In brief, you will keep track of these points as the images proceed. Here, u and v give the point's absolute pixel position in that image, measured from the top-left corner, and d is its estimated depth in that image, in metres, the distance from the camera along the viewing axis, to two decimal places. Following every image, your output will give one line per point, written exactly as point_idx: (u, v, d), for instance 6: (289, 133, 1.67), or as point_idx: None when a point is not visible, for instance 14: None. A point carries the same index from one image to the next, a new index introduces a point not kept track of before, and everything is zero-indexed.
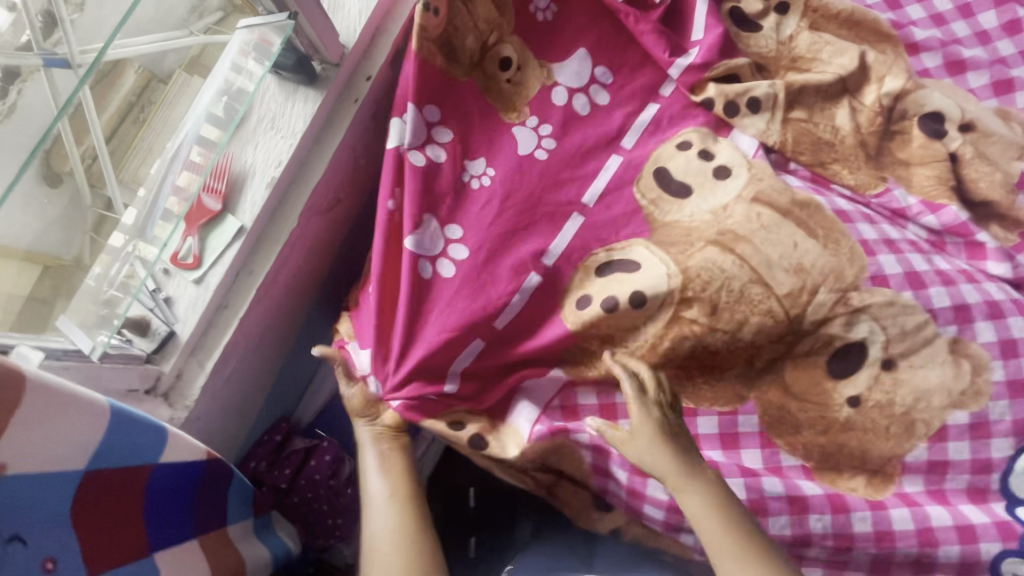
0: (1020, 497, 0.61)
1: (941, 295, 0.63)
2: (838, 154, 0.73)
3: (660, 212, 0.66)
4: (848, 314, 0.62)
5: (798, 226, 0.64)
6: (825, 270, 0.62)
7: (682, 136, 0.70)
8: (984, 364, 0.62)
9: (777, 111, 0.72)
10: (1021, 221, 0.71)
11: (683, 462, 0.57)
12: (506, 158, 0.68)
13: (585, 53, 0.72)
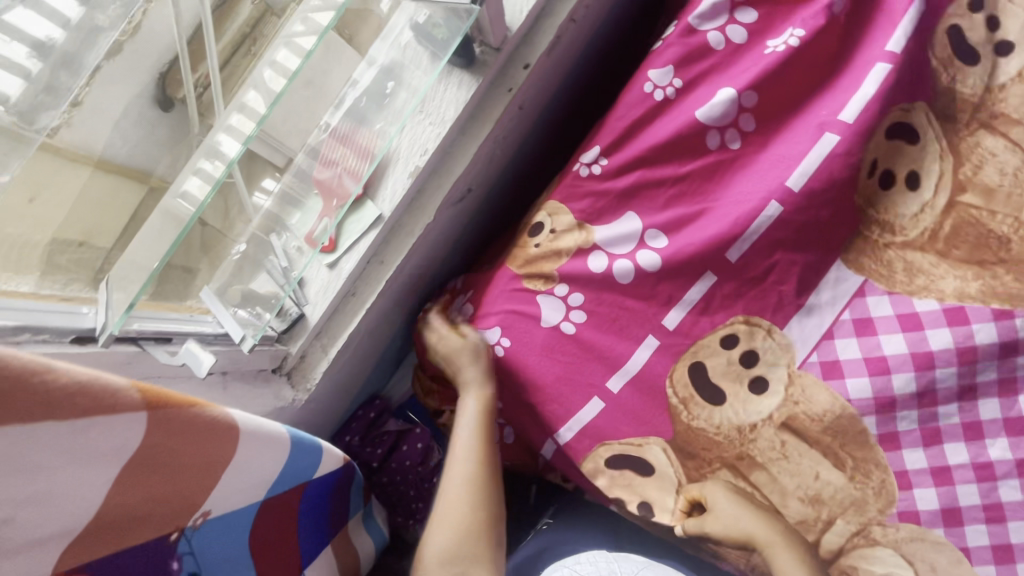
0: None
1: (1012, 489, 0.61)
2: (1010, 253, 0.64)
3: (688, 414, 0.65)
4: (867, 547, 0.63)
5: (825, 455, 0.64)
6: (842, 504, 0.64)
7: (728, 326, 0.65)
8: None
9: (940, 195, 0.66)
10: None
11: (778, 531, 0.63)
12: (524, 330, 0.66)
13: (634, 216, 0.66)
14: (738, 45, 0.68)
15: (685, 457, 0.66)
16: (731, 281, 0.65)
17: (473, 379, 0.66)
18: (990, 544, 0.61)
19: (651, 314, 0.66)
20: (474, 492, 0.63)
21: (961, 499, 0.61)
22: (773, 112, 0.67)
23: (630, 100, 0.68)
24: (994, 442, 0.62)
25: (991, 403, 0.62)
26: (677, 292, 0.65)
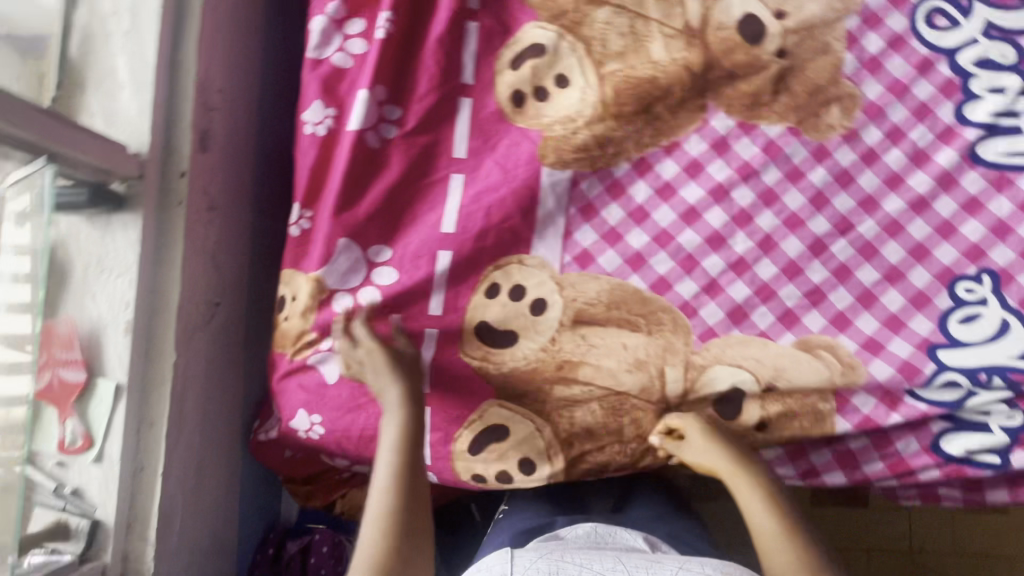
0: (949, 364, 0.68)
1: (769, 266, 0.72)
2: (661, 91, 0.73)
3: (494, 364, 0.69)
4: (701, 377, 0.69)
5: (621, 326, 0.70)
6: (657, 355, 0.70)
7: (488, 280, 0.70)
8: (834, 345, 0.70)
9: (591, 74, 0.73)
10: (853, 96, 0.75)
11: (739, 458, 0.66)
12: (319, 397, 0.67)
13: (347, 241, 0.68)
14: (361, 53, 0.73)
15: (519, 399, 0.69)
16: (466, 242, 0.69)
17: (400, 405, 0.63)
18: (777, 318, 0.71)
19: (417, 312, 0.69)
20: (394, 501, 0.58)
21: (737, 298, 0.71)
22: (415, 92, 0.72)
23: (302, 151, 0.72)
24: (736, 238, 0.72)
25: (717, 211, 0.73)
26: (427, 279, 0.68)
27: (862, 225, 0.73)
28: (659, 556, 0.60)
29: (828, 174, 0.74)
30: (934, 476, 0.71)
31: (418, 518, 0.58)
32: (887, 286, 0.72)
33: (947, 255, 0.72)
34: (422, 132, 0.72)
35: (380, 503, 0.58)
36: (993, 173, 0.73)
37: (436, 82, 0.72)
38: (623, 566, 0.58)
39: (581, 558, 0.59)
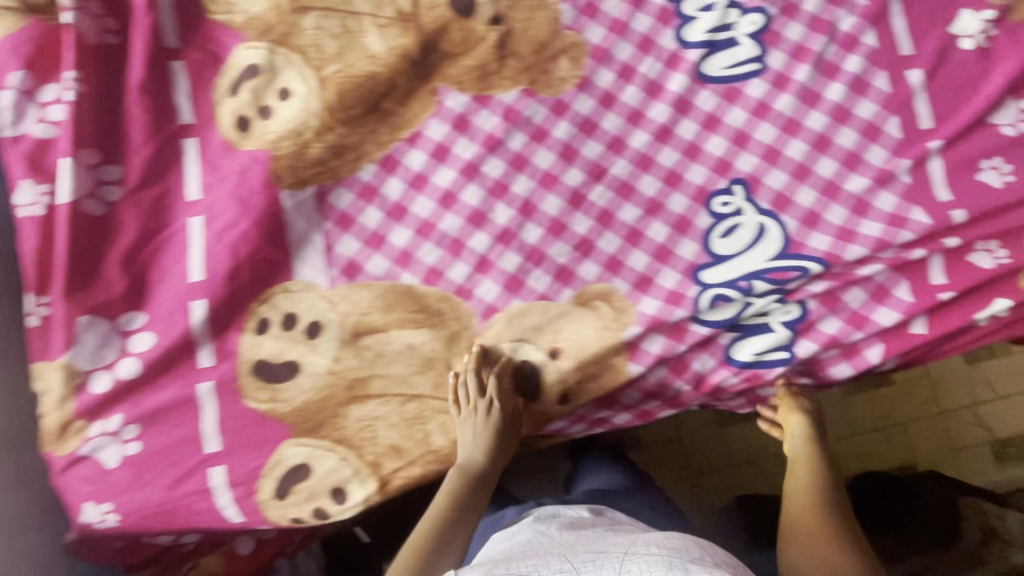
0: (709, 281, 0.73)
1: (534, 229, 0.73)
2: (384, 85, 0.72)
3: (283, 401, 0.68)
4: (489, 357, 0.70)
5: (403, 329, 0.70)
6: (443, 348, 0.70)
7: (257, 316, 0.69)
8: (608, 290, 0.73)
9: (311, 81, 0.71)
10: (577, 43, 0.76)
11: (812, 448, 0.78)
12: (104, 483, 0.65)
13: (89, 318, 0.66)
14: (59, 118, 0.68)
15: (314, 432, 0.68)
16: (219, 286, 0.67)
17: (487, 432, 0.69)
18: (552, 278, 0.72)
19: (187, 370, 0.67)
20: (456, 481, 0.70)
21: (509, 270, 0.72)
22: (131, 144, 0.69)
23: (21, 234, 0.67)
24: (497, 211, 0.73)
25: (473, 189, 0.73)
26: (186, 334, 0.66)
27: (614, 167, 0.75)
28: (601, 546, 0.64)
29: (571, 125, 0.75)
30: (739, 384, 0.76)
31: (468, 509, 0.69)
32: (649, 219, 0.74)
33: (698, 175, 0.75)
34: (150, 184, 0.69)
35: (444, 498, 0.69)
36: (722, 87, 0.76)
37: (149, 129, 0.69)
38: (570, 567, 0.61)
39: (526, 566, 0.61)
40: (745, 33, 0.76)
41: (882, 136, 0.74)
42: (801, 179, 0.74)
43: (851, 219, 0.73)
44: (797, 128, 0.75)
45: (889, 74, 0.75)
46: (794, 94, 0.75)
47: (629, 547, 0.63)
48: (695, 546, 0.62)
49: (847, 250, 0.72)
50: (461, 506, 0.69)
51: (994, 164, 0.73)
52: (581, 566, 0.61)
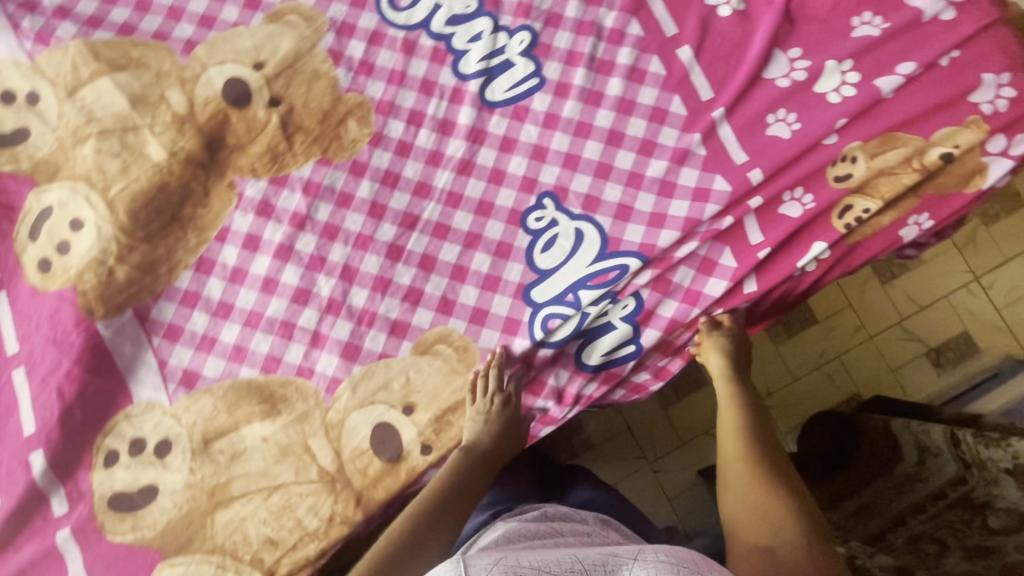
0: (538, 300, 0.75)
1: (360, 292, 0.74)
2: (180, 192, 0.74)
3: (146, 526, 0.68)
4: (343, 429, 0.71)
5: (253, 424, 0.71)
6: (296, 432, 0.71)
7: (102, 449, 0.69)
8: (446, 332, 0.74)
9: (107, 207, 0.72)
10: (361, 104, 0.78)
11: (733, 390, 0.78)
12: None
13: None
14: None
15: (183, 550, 0.67)
16: (55, 431, 0.68)
17: (496, 422, 0.70)
18: (388, 334, 0.73)
19: (44, 522, 0.67)
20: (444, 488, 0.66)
21: (344, 337, 0.73)
22: None
23: None
24: (319, 283, 0.74)
25: (292, 268, 0.74)
26: (33, 486, 0.67)
27: (425, 211, 0.76)
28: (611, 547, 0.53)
29: (373, 183, 0.76)
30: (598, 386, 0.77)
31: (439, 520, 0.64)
32: (469, 252, 0.76)
33: (508, 198, 0.77)
34: None
35: (443, 480, 0.67)
36: (509, 109, 0.78)
37: None
38: (583, 563, 0.50)
39: (540, 558, 0.50)
40: (517, 53, 0.78)
41: (669, 117, 0.77)
42: (605, 177, 0.76)
43: (660, 203, 0.76)
44: (589, 130, 0.77)
45: (661, 57, 0.77)
46: (577, 98, 0.77)
47: (641, 550, 0.52)
48: (705, 561, 0.51)
49: (661, 236, 0.74)
50: (457, 487, 0.67)
51: (778, 117, 0.76)
52: (592, 563, 0.50)
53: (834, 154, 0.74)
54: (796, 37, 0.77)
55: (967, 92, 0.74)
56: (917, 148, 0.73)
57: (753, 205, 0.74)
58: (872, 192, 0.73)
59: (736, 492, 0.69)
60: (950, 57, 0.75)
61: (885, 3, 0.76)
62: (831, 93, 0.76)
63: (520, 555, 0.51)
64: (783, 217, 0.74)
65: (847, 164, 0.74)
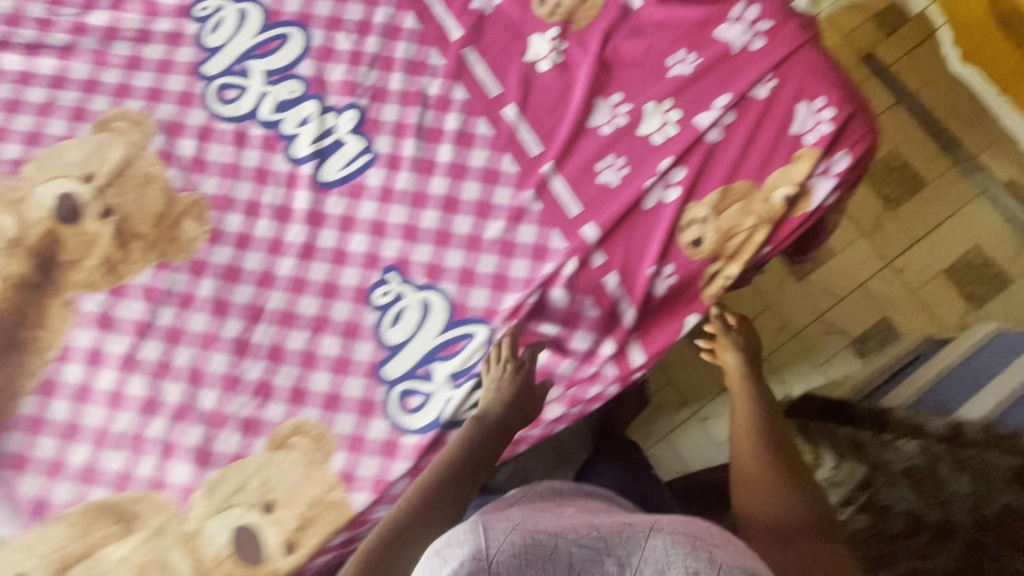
0: (390, 378, 0.74)
1: (208, 393, 0.73)
2: (15, 317, 0.73)
3: None
4: (200, 538, 0.69)
5: (106, 546, 0.69)
6: (152, 548, 0.69)
7: None
8: (300, 423, 0.73)
9: None
10: (195, 202, 0.78)
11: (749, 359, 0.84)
12: None
13: None
14: None
15: None
16: None
17: (513, 390, 0.71)
18: (241, 433, 0.72)
19: None
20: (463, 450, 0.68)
21: (196, 442, 0.72)
22: None
23: None
24: (167, 390, 0.73)
25: (137, 378, 0.73)
26: None
27: (270, 301, 0.76)
28: (626, 520, 0.52)
29: (214, 279, 0.76)
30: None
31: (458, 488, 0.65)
32: (318, 337, 0.75)
33: (352, 277, 0.77)
34: None
35: (454, 454, 0.67)
36: (345, 188, 0.78)
37: None
38: (599, 531, 0.49)
39: (555, 525, 0.51)
40: (346, 131, 0.79)
41: (501, 177, 0.77)
42: (445, 244, 0.76)
43: (502, 263, 0.76)
44: (424, 199, 0.77)
45: (487, 118, 0.78)
46: (410, 169, 0.78)
47: (655, 523, 0.50)
48: (717, 533, 0.50)
49: (505, 300, 0.75)
50: (468, 461, 0.67)
51: (607, 164, 0.77)
52: (608, 533, 0.49)
53: (677, 212, 0.75)
54: (614, 84, 0.78)
55: (786, 123, 0.76)
56: (755, 197, 0.75)
57: (596, 263, 0.76)
58: (724, 249, 0.76)
59: (750, 484, 0.68)
60: (765, 83, 0.77)
61: (697, 38, 0.78)
62: (654, 134, 0.77)
63: (540, 522, 0.52)
64: (625, 266, 0.76)
65: (697, 226, 0.75)
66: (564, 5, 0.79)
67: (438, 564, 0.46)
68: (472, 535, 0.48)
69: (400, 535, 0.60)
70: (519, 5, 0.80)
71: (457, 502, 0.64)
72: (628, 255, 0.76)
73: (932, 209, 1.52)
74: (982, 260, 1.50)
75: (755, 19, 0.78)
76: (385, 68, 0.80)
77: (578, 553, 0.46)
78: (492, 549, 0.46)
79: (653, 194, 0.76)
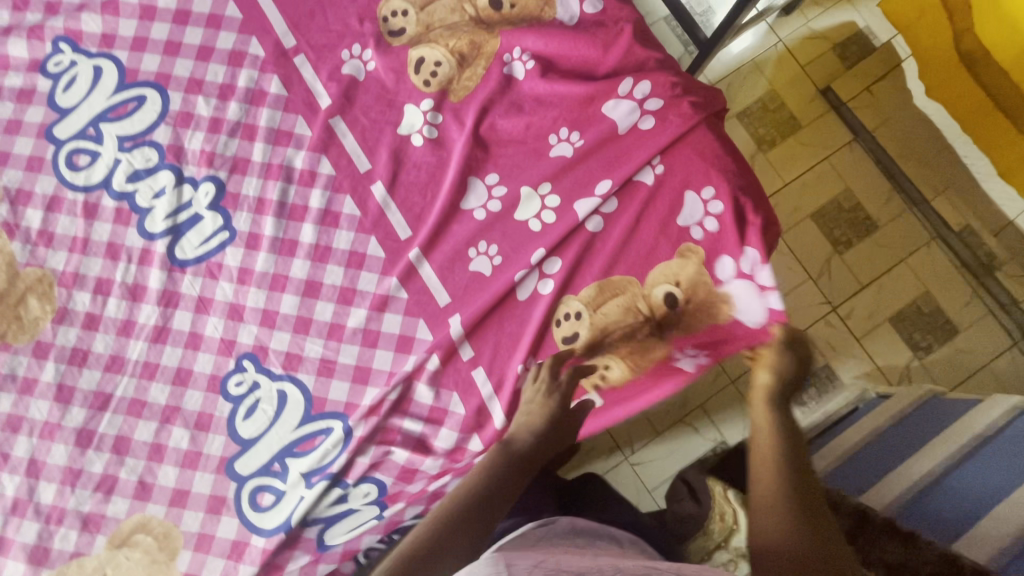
0: (241, 474, 0.70)
1: (48, 487, 0.70)
2: None
3: None
4: None
5: None
6: None
7: None
8: (144, 519, 0.69)
9: None
10: (39, 279, 0.73)
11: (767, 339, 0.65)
12: None
13: None
14: None
15: None
16: None
17: (543, 419, 0.66)
18: (80, 529, 0.69)
19: None
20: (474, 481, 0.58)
21: (32, 539, 0.68)
22: None
23: None
24: (5, 481, 0.70)
25: None
26: None
27: (117, 387, 0.71)
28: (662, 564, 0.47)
29: (58, 363, 0.72)
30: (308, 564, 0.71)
31: (472, 522, 0.53)
32: (167, 427, 0.71)
33: (205, 364, 0.72)
34: None
35: (476, 480, 0.58)
36: (201, 267, 0.73)
37: None
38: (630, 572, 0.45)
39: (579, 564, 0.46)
40: (203, 206, 0.73)
41: (367, 261, 0.72)
42: (305, 332, 0.72)
43: (364, 354, 0.71)
44: (284, 283, 0.72)
45: (354, 196, 0.73)
46: (269, 250, 0.72)
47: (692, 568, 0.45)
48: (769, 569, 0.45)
49: (365, 394, 0.71)
50: (490, 489, 0.57)
51: (480, 250, 0.72)
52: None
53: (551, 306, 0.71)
54: (491, 164, 0.72)
55: (674, 213, 0.70)
56: (635, 294, 0.71)
57: (463, 357, 0.71)
58: (600, 346, 0.72)
59: (758, 450, 0.56)
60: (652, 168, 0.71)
61: (581, 117, 0.72)
62: (531, 220, 0.72)
63: (565, 560, 0.48)
64: (494, 361, 0.71)
65: (570, 322, 0.71)
66: (441, 74, 0.73)
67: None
68: (498, 569, 0.43)
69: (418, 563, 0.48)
70: (393, 72, 0.73)
71: (471, 533, 0.52)
72: (498, 351, 0.71)
73: (883, 255, 1.38)
74: (933, 308, 1.36)
75: (645, 96, 0.72)
76: (246, 137, 0.74)
77: None
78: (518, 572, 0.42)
79: (526, 285, 0.71)
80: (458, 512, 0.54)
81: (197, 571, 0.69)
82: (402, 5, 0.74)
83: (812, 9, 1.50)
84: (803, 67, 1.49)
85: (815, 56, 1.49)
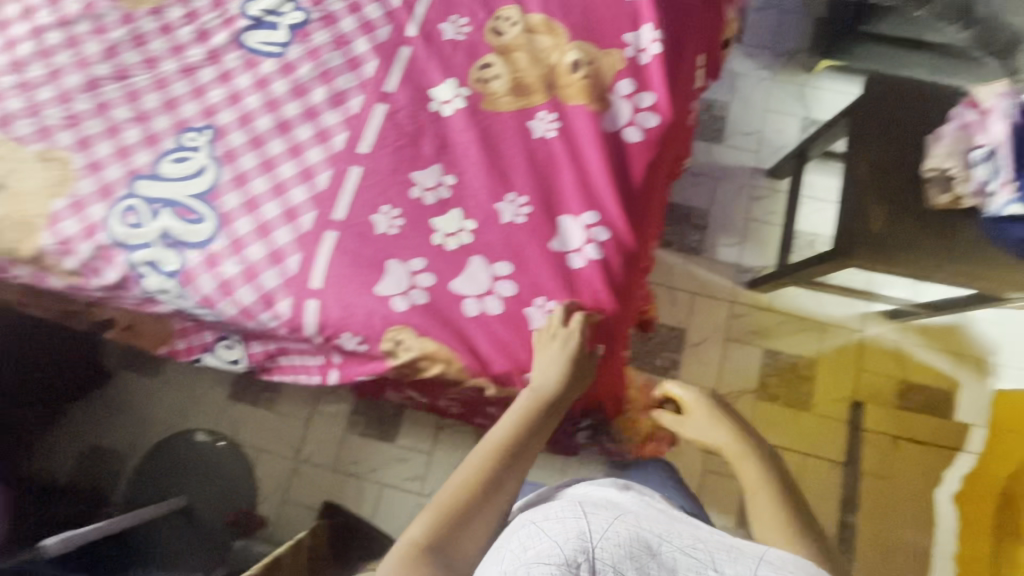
0: (136, 190, 0.85)
1: (47, 91, 0.90)
2: None
3: None
4: None
5: None
6: None
7: None
8: (66, 159, 0.87)
9: None
10: None
11: (722, 411, 0.78)
12: None
13: None
14: None
15: None
16: None
17: (559, 365, 0.71)
18: (35, 129, 0.88)
19: None
20: (505, 430, 0.66)
21: (11, 109, 0.89)
22: None
23: None
24: (36, 67, 0.91)
25: (29, 45, 0.92)
26: None
27: (136, 76, 0.90)
28: (739, 540, 0.54)
29: (126, 34, 0.92)
30: (121, 276, 0.84)
31: (504, 474, 0.62)
32: (134, 123, 0.88)
33: (187, 111, 0.88)
34: None
35: (504, 427, 0.66)
36: (247, 55, 0.89)
37: None
38: (704, 545, 0.52)
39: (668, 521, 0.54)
40: (285, 24, 0.90)
41: (328, 142, 0.83)
42: (253, 147, 0.85)
43: (266, 195, 0.82)
44: (275, 108, 0.86)
45: (363, 100, 0.84)
46: (290, 82, 0.87)
47: (765, 553, 0.51)
48: None
49: (240, 221, 0.82)
50: (518, 439, 0.65)
51: (384, 212, 0.79)
52: (719, 542, 0.52)
53: (391, 323, 0.75)
54: (460, 165, 0.80)
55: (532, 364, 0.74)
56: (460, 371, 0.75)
57: (313, 261, 0.78)
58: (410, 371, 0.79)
59: (756, 505, 0.67)
60: (544, 308, 0.75)
61: (541, 203, 0.77)
62: (440, 232, 0.78)
63: (661, 512, 0.57)
64: (328, 283, 0.78)
65: (396, 346, 0.76)
66: (492, 79, 0.83)
67: (535, 533, 0.52)
68: (582, 515, 0.53)
69: (454, 517, 0.57)
70: (467, 53, 0.84)
71: (512, 477, 0.62)
72: (334, 281, 0.77)
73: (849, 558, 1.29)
74: None
75: (595, 240, 0.75)
76: (349, 9, 0.89)
77: (679, 560, 0.50)
78: (597, 539, 0.50)
79: (390, 273, 0.77)
80: (486, 465, 0.62)
81: (55, 218, 0.85)
82: (516, 17, 0.85)
83: (914, 338, 1.43)
84: (858, 370, 1.42)
85: (878, 371, 1.42)
